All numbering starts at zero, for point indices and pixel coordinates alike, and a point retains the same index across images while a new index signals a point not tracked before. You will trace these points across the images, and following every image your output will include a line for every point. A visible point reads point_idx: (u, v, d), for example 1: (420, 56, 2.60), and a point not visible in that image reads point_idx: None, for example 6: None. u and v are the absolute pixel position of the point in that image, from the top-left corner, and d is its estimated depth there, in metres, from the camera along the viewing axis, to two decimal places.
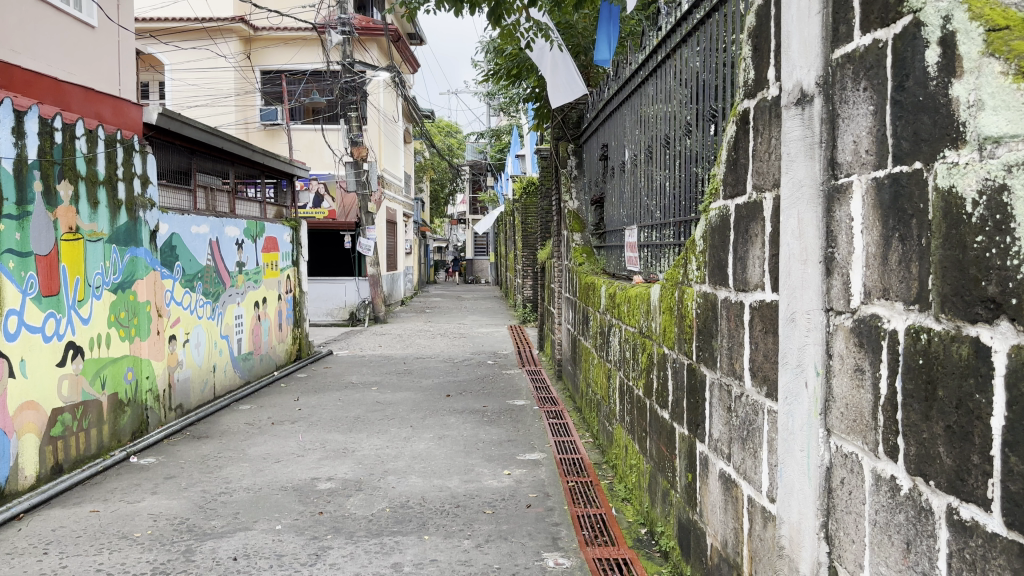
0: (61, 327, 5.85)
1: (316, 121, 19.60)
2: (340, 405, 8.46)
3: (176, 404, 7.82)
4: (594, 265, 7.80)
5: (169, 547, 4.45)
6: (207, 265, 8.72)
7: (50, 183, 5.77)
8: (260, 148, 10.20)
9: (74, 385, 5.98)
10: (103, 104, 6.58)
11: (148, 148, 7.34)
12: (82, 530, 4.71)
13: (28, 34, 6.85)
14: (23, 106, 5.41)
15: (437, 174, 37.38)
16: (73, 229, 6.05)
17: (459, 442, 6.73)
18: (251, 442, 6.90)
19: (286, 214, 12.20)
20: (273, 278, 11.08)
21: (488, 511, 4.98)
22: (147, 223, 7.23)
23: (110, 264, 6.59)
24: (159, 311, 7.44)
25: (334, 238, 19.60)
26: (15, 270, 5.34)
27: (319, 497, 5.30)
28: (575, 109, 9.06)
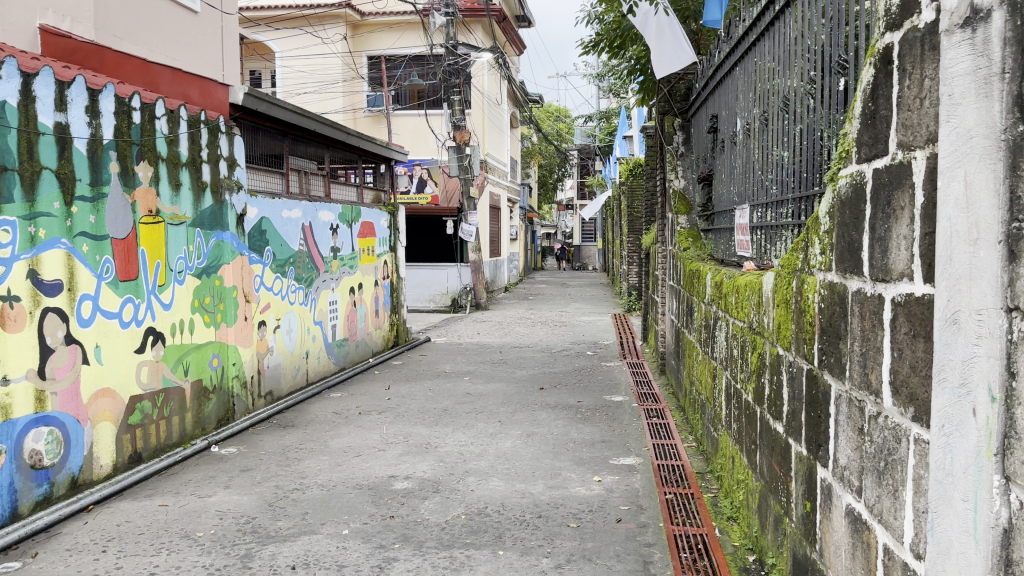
0: (140, 312, 5.89)
1: (421, 106, 19.49)
2: (430, 396, 8.16)
3: (265, 391, 7.77)
4: (700, 250, 7.11)
5: (227, 551, 4.19)
6: (299, 250, 8.61)
7: (128, 164, 5.78)
8: (357, 131, 9.98)
9: (154, 371, 6.04)
10: (191, 85, 6.67)
11: (236, 130, 7.27)
12: (145, 527, 4.61)
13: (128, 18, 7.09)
14: (97, 84, 5.44)
15: (545, 159, 36.92)
16: (153, 213, 6.05)
17: (548, 442, 6.24)
18: (335, 434, 6.71)
19: (384, 199, 12.02)
20: (370, 264, 10.93)
21: (573, 524, 4.46)
22: (235, 207, 7.18)
23: (194, 248, 6.58)
24: (247, 297, 7.40)
25: (436, 225, 19.52)
26: (89, 254, 5.37)
27: (392, 498, 4.97)
28: (683, 79, 8.19)
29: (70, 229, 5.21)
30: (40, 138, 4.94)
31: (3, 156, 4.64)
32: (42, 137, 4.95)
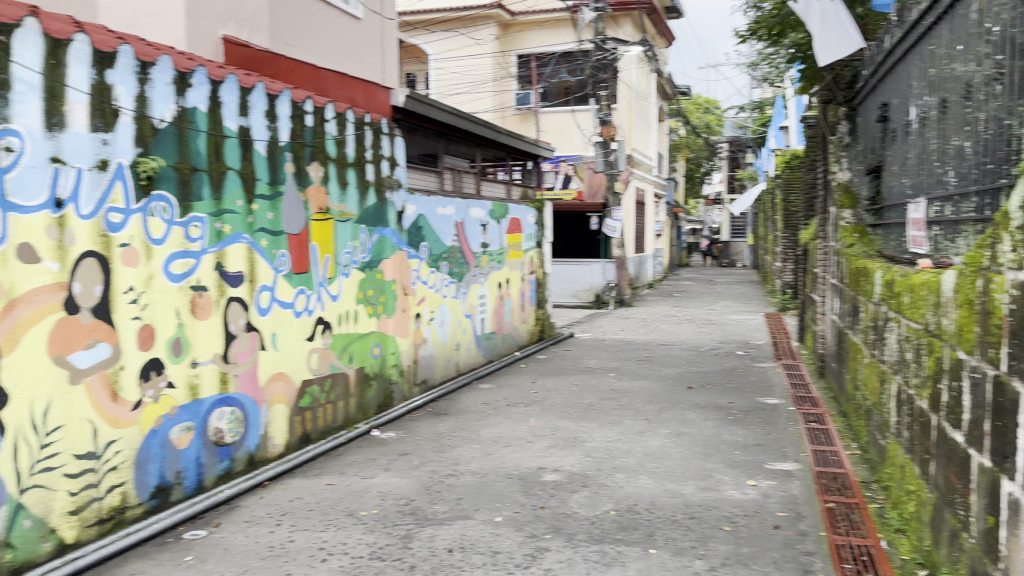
0: (311, 303, 6.33)
1: (568, 103, 19.53)
2: (576, 391, 8.22)
3: (420, 379, 8.12)
4: (867, 246, 6.72)
5: (389, 530, 4.50)
6: (452, 246, 8.90)
7: (302, 164, 6.21)
8: (507, 129, 10.18)
9: (323, 359, 6.49)
10: (355, 89, 7.09)
11: (397, 131, 7.61)
12: (315, 503, 5.02)
13: (300, 29, 7.79)
14: (275, 90, 5.91)
15: (693, 153, 36.07)
16: (324, 210, 6.47)
17: (699, 442, 6.12)
18: (485, 424, 6.94)
19: (531, 195, 12.18)
20: (517, 259, 11.13)
21: (727, 528, 4.36)
22: (394, 205, 7.57)
23: (359, 243, 6.99)
24: (405, 290, 7.76)
25: (582, 221, 19.56)
26: (267, 248, 5.82)
27: (543, 489, 5.07)
28: (848, 66, 7.58)
29: (251, 225, 5.66)
30: (225, 141, 5.42)
31: (194, 158, 5.13)
32: (227, 140, 5.42)
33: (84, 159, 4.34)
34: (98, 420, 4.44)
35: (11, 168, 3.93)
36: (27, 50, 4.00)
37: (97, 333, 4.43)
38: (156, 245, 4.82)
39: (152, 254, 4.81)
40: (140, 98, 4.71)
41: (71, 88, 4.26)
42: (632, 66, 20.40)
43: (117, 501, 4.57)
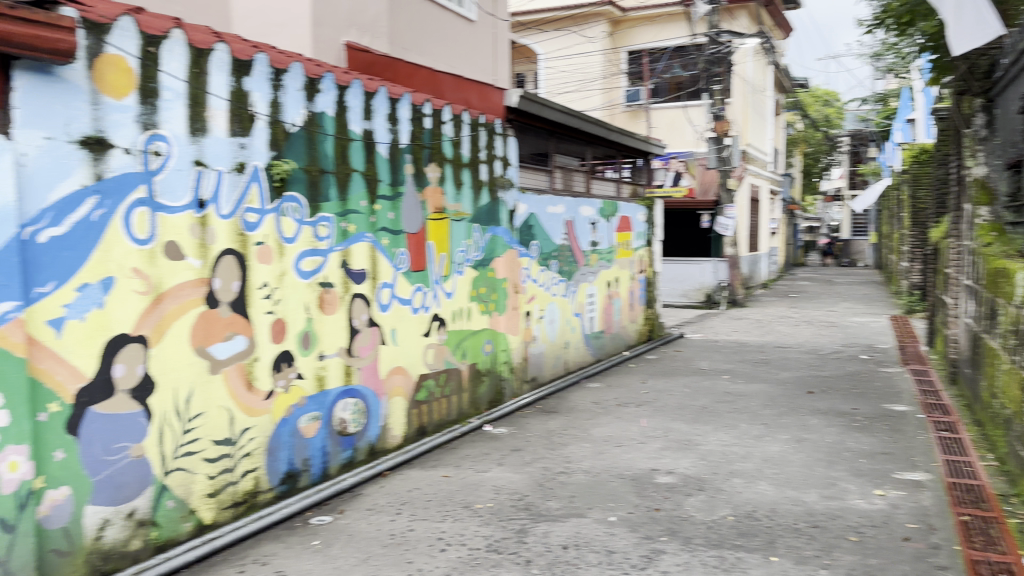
0: (427, 300, 6.57)
1: (680, 98, 19.15)
2: (688, 393, 8.08)
3: (530, 376, 8.19)
4: (1006, 245, 6.28)
5: (504, 524, 4.66)
6: (562, 244, 8.94)
7: (421, 165, 6.46)
8: (618, 127, 10.10)
9: (438, 354, 6.71)
10: (469, 91, 7.36)
11: (510, 131, 7.69)
12: (433, 494, 5.30)
13: (418, 33, 8.02)
14: (396, 94, 6.18)
15: (811, 147, 34.66)
16: (440, 210, 6.69)
17: (820, 449, 5.89)
18: (596, 422, 6.95)
19: (642, 193, 12.03)
20: (627, 258, 11.03)
21: (852, 538, 4.18)
22: (507, 203, 7.69)
23: (472, 242, 7.14)
24: (516, 288, 7.85)
25: (693, 219, 19.17)
26: (388, 246, 6.13)
27: (657, 491, 5.02)
28: (986, 55, 7.23)
29: (374, 225, 5.98)
30: (351, 144, 5.77)
31: (322, 161, 5.50)
32: (352, 143, 5.77)
33: (223, 162, 4.78)
34: (234, 407, 4.91)
35: (160, 170, 4.41)
36: (174, 59, 4.46)
37: (234, 326, 4.90)
38: (287, 244, 5.25)
39: (284, 252, 5.24)
40: (274, 104, 5.12)
41: (212, 95, 4.70)
42: (747, 59, 19.84)
43: (250, 485, 5.02)
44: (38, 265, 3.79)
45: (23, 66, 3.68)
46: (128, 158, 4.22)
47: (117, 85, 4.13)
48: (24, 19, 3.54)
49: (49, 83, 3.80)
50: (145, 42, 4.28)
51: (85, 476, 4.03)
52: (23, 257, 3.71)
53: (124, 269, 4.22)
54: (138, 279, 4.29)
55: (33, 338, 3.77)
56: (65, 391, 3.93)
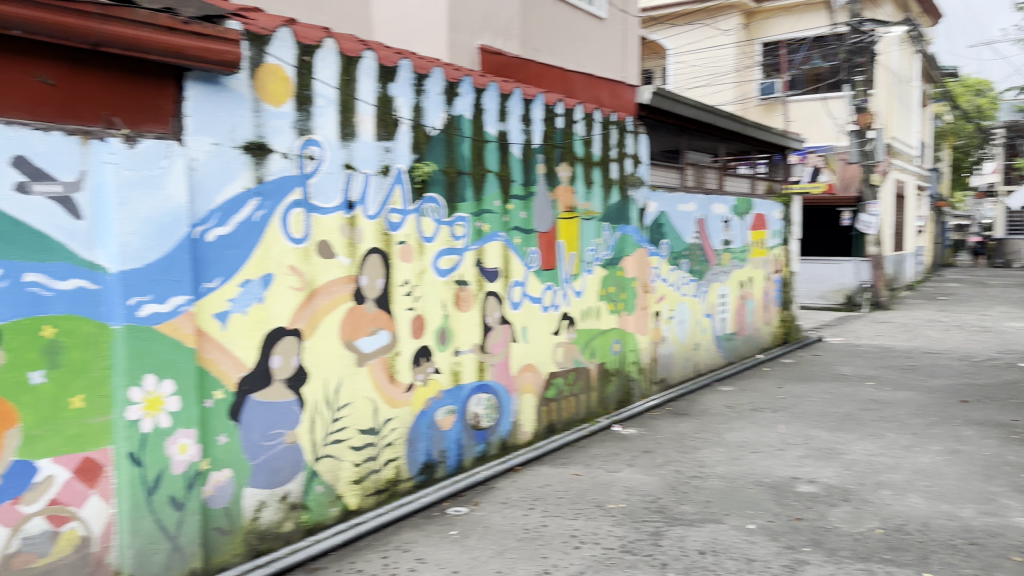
0: (557, 298, 6.60)
1: (818, 90, 18.41)
2: (828, 399, 7.70)
3: (659, 377, 8.07)
4: None
5: (638, 526, 4.60)
6: (694, 242, 8.74)
7: (552, 164, 6.50)
8: (753, 122, 9.74)
9: (568, 352, 6.73)
10: (603, 88, 7.19)
11: (642, 129, 7.61)
12: (565, 492, 5.33)
13: (548, 33, 8.05)
14: (530, 94, 6.26)
15: (964, 139, 32.30)
16: (570, 209, 6.71)
17: (978, 462, 5.47)
18: (729, 427, 6.75)
19: (777, 190, 11.58)
20: (761, 258, 10.65)
21: (1018, 559, 3.86)
22: (638, 202, 7.59)
23: (602, 241, 7.10)
24: (646, 287, 7.75)
25: (831, 217, 18.31)
26: (520, 245, 6.20)
27: (797, 500, 4.82)
28: None
29: (507, 224, 6.08)
30: (487, 145, 5.90)
31: (459, 162, 5.67)
32: (488, 144, 5.90)
33: (370, 165, 5.09)
34: (378, 399, 5.17)
35: (314, 173, 4.78)
36: (326, 67, 4.82)
37: (378, 322, 5.17)
38: (427, 243, 5.46)
39: (424, 251, 5.45)
40: (416, 108, 5.36)
41: (360, 101, 5.01)
42: (892, 47, 18.73)
43: (391, 474, 5.27)
44: (207, 262, 4.27)
45: (194, 78, 4.19)
46: (286, 163, 4.63)
47: (276, 93, 4.56)
48: (196, 34, 4.02)
49: (218, 93, 4.30)
50: (301, 52, 4.67)
51: (245, 460, 4.46)
52: (194, 254, 4.19)
53: (282, 266, 4.63)
54: (294, 276, 4.68)
55: (202, 329, 4.24)
56: (229, 379, 4.38)
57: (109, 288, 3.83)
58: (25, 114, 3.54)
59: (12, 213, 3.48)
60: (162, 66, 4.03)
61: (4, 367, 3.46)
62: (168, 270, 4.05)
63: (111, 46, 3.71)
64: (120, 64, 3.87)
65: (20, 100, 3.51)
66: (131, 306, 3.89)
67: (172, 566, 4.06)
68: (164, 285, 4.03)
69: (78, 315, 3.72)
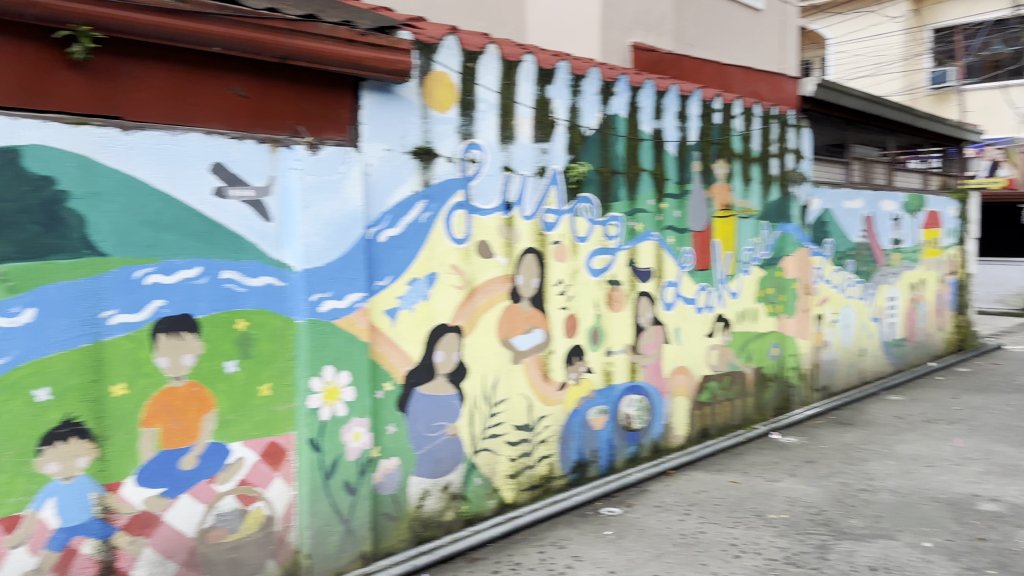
0: (712, 299, 6.45)
1: (999, 77, 16.82)
2: (1014, 412, 7.07)
3: (821, 385, 7.70)
4: None
5: (802, 537, 4.42)
6: (860, 242, 8.28)
7: (709, 162, 6.36)
8: (926, 114, 9.20)
9: (722, 355, 6.56)
10: (761, 81, 6.95)
11: (805, 122, 7.28)
12: (722, 499, 5.19)
13: (702, 28, 7.88)
14: (687, 90, 6.16)
15: None
16: (727, 207, 6.53)
17: None
18: (899, 439, 6.34)
19: (953, 185, 10.76)
20: (934, 258, 9.92)
21: None
22: (798, 199, 7.27)
23: (760, 240, 6.87)
24: (807, 289, 7.42)
25: (1013, 214, 16.79)
26: (673, 244, 6.12)
27: (981, 519, 4.47)
28: None
29: (660, 223, 6.02)
30: (642, 143, 5.85)
31: (614, 161, 5.66)
32: (642, 142, 5.85)
33: (527, 166, 5.17)
34: (532, 396, 5.25)
35: (475, 175, 4.92)
36: (488, 73, 4.95)
37: (533, 320, 5.25)
38: (581, 242, 5.48)
39: (578, 250, 5.48)
40: (572, 109, 5.41)
41: (519, 104, 5.11)
42: None
43: (545, 471, 5.34)
44: (379, 261, 4.51)
45: (369, 87, 4.43)
46: (450, 166, 4.80)
47: (442, 100, 4.74)
48: (371, 45, 4.24)
49: (390, 101, 4.52)
50: (465, 59, 4.83)
51: (411, 449, 4.66)
52: (368, 254, 4.44)
53: (445, 265, 4.80)
54: (456, 275, 4.84)
55: (374, 325, 4.48)
56: (398, 372, 4.59)
57: (294, 284, 4.14)
58: (223, 124, 3.92)
59: (211, 216, 3.85)
60: (340, 77, 4.31)
61: (204, 356, 3.84)
62: (345, 269, 4.31)
63: (298, 59, 4.00)
64: (306, 76, 4.18)
65: (217, 112, 3.89)
66: (313, 302, 4.18)
67: (346, 547, 4.32)
68: (341, 283, 4.30)
69: (268, 309, 4.05)
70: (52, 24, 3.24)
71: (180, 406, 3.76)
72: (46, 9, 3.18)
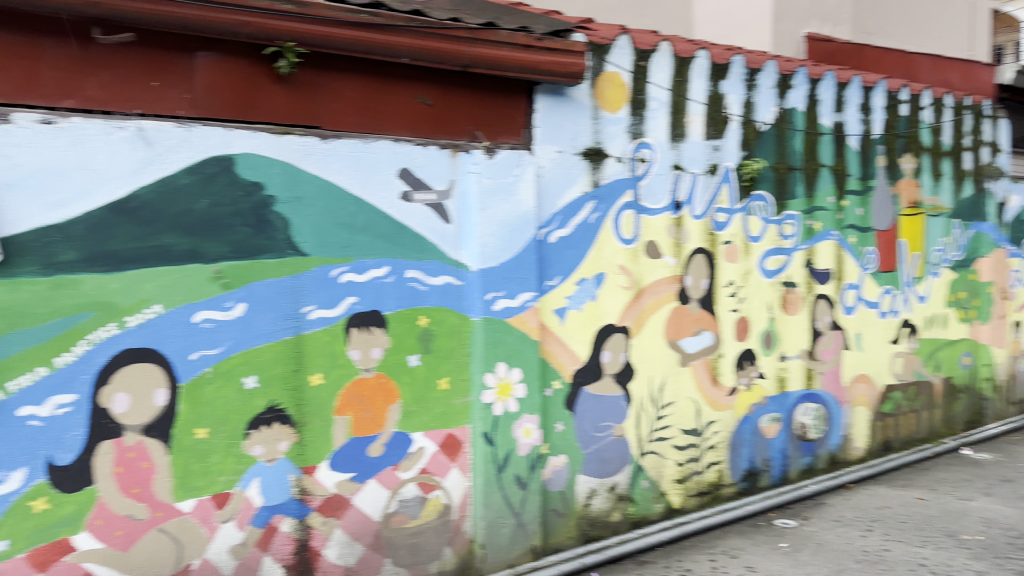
0: (897, 303, 6.08)
1: None
2: None
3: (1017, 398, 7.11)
4: None
5: (1002, 563, 4.11)
6: None
7: (895, 156, 6.04)
8: None
9: (908, 364, 6.17)
10: (952, 71, 6.79)
11: (1002, 112, 6.80)
12: (908, 516, 4.89)
13: (879, 17, 7.45)
14: (870, 81, 5.91)
15: None
16: (914, 204, 6.15)
17: None
18: None
19: None
20: None
21: None
22: (995, 195, 6.72)
23: (951, 240, 6.41)
24: (1004, 294, 6.84)
25: None
26: (855, 244, 5.84)
27: None
28: None
29: (840, 222, 5.76)
30: (821, 137, 5.65)
31: (791, 157, 5.49)
32: (822, 137, 5.65)
33: (698, 164, 5.08)
34: (700, 400, 5.14)
35: (645, 174, 4.89)
36: (661, 70, 4.91)
37: (702, 322, 5.14)
38: (754, 242, 5.32)
39: (751, 250, 5.32)
40: (747, 104, 5.27)
41: (692, 101, 5.03)
42: None
43: (714, 477, 5.22)
44: (550, 261, 4.57)
45: (543, 91, 4.51)
46: (620, 166, 4.79)
47: (613, 100, 4.74)
48: (547, 50, 4.31)
49: (563, 103, 4.58)
50: (638, 57, 4.81)
51: (579, 448, 4.68)
52: (539, 254, 4.50)
53: (613, 265, 4.79)
54: (624, 275, 4.82)
55: (544, 324, 4.54)
56: (566, 371, 4.64)
57: (470, 284, 4.28)
58: (410, 132, 4.12)
59: (398, 219, 4.06)
60: (517, 82, 4.40)
61: (391, 350, 4.06)
62: (517, 269, 4.40)
63: (478, 66, 4.15)
64: (484, 83, 4.31)
65: (404, 120, 4.10)
66: (487, 301, 4.30)
67: (517, 541, 4.42)
68: (514, 283, 4.39)
69: (447, 307, 4.22)
70: (262, 41, 3.54)
71: (369, 397, 3.99)
72: (257, 27, 3.48)
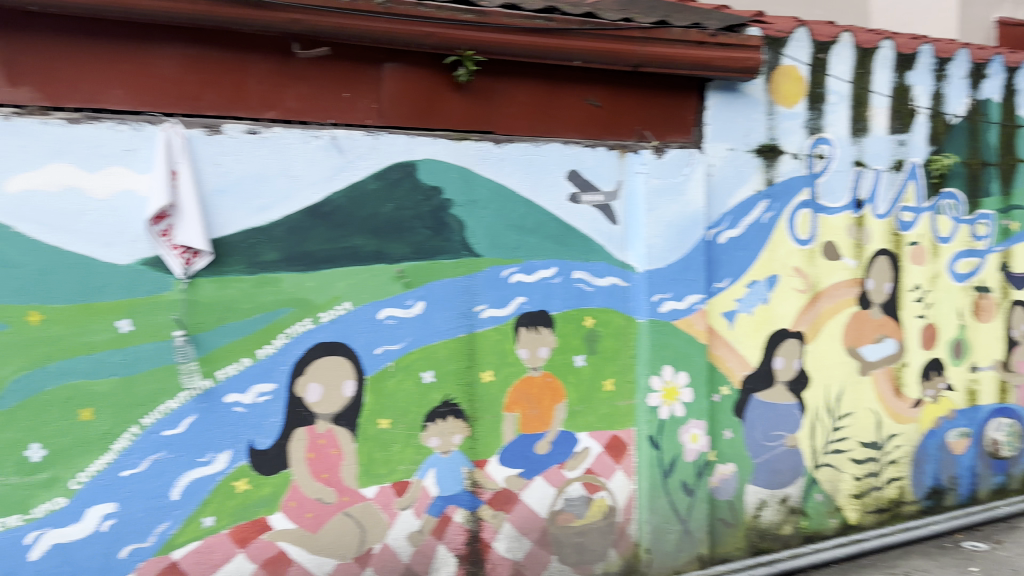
0: None
1: None
2: None
3: None
4: None
5: None
6: None
7: None
8: None
9: None
10: None
11: None
12: None
13: None
14: None
15: None
16: None
17: None
18: None
19: None
20: None
21: None
22: None
23: None
24: None
25: None
26: None
27: None
28: None
29: None
30: (1018, 130, 5.31)
31: (984, 152, 5.14)
32: (1019, 129, 5.30)
33: (882, 160, 4.82)
34: (881, 411, 4.87)
35: (822, 172, 4.68)
36: (841, 62, 4.69)
37: (884, 329, 4.86)
38: (943, 243, 5.01)
39: (939, 252, 5.01)
40: (936, 96, 4.98)
41: (875, 93, 4.79)
42: None
43: (895, 494, 4.95)
44: (719, 262, 4.45)
45: (714, 87, 4.39)
46: (795, 163, 4.61)
47: (789, 94, 4.57)
48: (722, 45, 4.15)
49: (736, 99, 4.45)
50: (816, 50, 4.61)
51: (748, 457, 4.53)
52: (708, 255, 4.40)
53: (787, 268, 4.61)
54: (798, 278, 4.63)
55: (713, 327, 4.43)
56: (735, 377, 4.50)
57: (637, 285, 4.24)
58: (579, 133, 4.15)
59: (566, 219, 4.09)
60: (688, 79, 4.31)
61: (557, 350, 4.08)
62: (686, 270, 4.32)
63: (649, 65, 4.08)
64: (655, 82, 4.25)
65: (575, 122, 4.13)
66: (654, 302, 4.24)
67: (683, 548, 4.34)
68: (681, 284, 4.31)
69: (614, 308, 4.21)
70: (444, 50, 3.65)
71: (537, 394, 4.04)
72: (441, 38, 3.58)
